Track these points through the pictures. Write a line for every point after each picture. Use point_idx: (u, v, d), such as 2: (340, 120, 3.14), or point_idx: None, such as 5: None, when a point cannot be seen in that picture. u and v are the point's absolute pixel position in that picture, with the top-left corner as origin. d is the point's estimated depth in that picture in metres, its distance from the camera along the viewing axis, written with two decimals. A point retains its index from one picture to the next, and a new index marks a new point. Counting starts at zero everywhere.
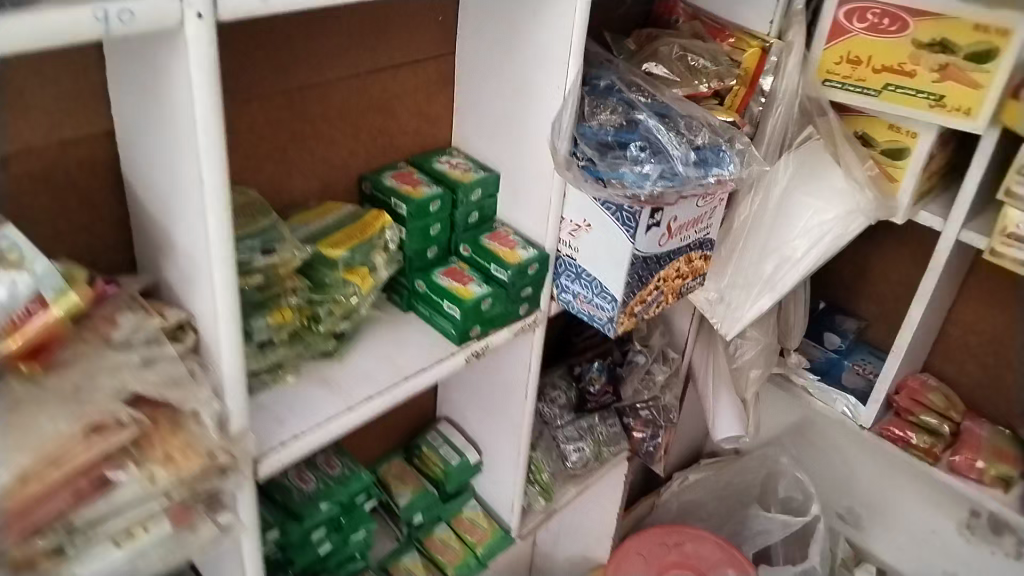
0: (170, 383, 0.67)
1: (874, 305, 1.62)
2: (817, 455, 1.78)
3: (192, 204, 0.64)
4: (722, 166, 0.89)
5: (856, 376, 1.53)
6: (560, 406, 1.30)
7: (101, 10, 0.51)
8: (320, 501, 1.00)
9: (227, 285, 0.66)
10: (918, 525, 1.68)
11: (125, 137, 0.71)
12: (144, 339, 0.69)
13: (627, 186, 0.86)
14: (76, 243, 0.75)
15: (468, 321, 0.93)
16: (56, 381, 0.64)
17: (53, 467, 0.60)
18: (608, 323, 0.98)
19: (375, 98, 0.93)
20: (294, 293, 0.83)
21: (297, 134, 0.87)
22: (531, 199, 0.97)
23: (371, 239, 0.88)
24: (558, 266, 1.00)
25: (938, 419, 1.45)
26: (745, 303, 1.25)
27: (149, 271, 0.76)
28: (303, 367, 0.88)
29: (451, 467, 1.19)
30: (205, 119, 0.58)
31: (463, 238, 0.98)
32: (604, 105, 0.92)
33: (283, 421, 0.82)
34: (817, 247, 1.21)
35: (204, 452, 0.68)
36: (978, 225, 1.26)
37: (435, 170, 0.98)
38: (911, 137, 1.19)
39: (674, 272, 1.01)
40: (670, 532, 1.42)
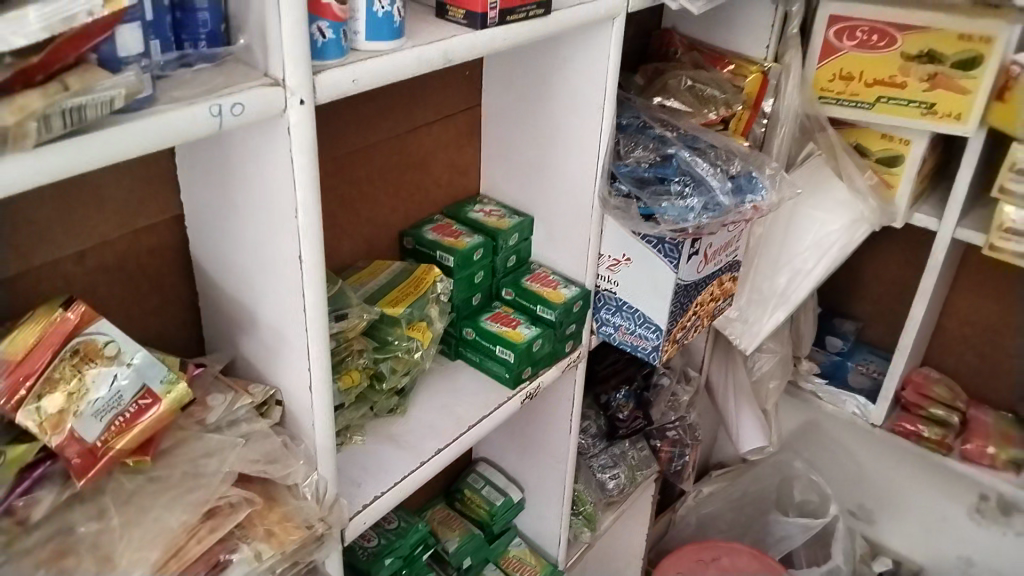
0: (270, 460, 0.67)
1: (869, 305, 1.67)
2: (826, 455, 1.82)
3: (285, 282, 0.64)
4: (756, 192, 0.93)
5: (863, 376, 1.57)
6: (593, 435, 1.29)
7: (216, 106, 0.50)
8: (384, 558, 0.99)
9: (323, 358, 0.67)
10: (929, 514, 1.73)
11: (197, 220, 0.71)
12: (236, 417, 0.69)
13: (672, 220, 0.90)
14: (147, 326, 0.75)
15: (521, 364, 0.93)
16: (165, 471, 0.63)
17: (174, 559, 0.60)
18: (653, 352, 1.00)
19: (412, 155, 0.94)
20: (361, 355, 0.83)
21: (345, 199, 0.88)
22: (569, 240, 0.98)
23: (425, 293, 0.89)
24: (597, 301, 1.02)
25: (946, 410, 1.50)
26: (762, 317, 1.29)
27: (222, 348, 0.76)
28: (368, 426, 0.88)
29: (497, 508, 1.20)
30: (305, 201, 0.59)
31: (505, 282, 1.00)
32: (638, 143, 0.97)
33: (358, 484, 0.81)
34: (826, 257, 1.25)
35: (304, 524, 0.68)
36: (973, 221, 1.31)
37: (471, 219, 0.99)
38: (904, 144, 1.24)
39: (708, 296, 1.05)
40: (704, 549, 1.44)
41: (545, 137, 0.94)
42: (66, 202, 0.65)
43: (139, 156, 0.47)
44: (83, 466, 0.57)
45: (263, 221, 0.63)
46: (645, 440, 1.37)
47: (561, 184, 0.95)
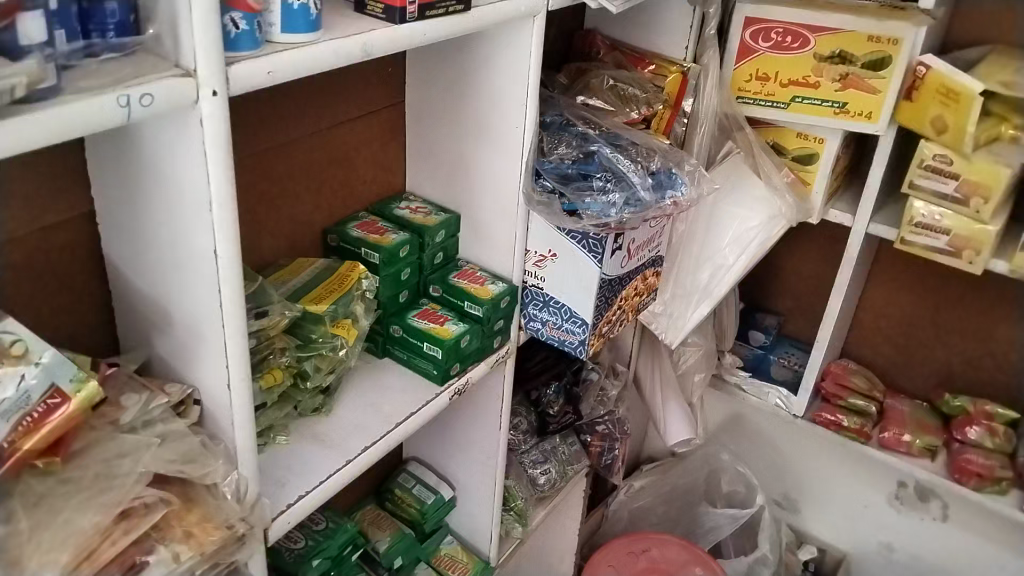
0: (189, 460, 0.66)
1: (789, 300, 1.72)
2: (751, 447, 1.87)
3: (200, 277, 0.64)
4: (676, 188, 0.95)
5: (784, 368, 1.62)
6: (523, 431, 1.31)
7: (124, 97, 0.49)
8: (312, 558, 0.98)
9: (241, 353, 0.66)
10: (851, 501, 1.79)
11: (109, 216, 0.69)
12: (152, 417, 0.68)
13: (595, 215, 0.91)
14: (57, 326, 0.73)
15: (449, 360, 0.94)
16: (77, 473, 0.61)
17: (86, 562, 0.59)
18: (580, 347, 1.01)
19: (335, 152, 0.93)
20: (283, 353, 0.83)
21: (264, 195, 0.87)
22: (495, 237, 0.99)
23: (350, 290, 0.88)
24: (524, 297, 1.03)
25: (864, 400, 1.56)
26: (687, 312, 1.31)
27: (138, 347, 0.74)
28: (291, 426, 0.87)
29: (427, 507, 1.19)
30: (219, 194, 0.59)
31: (432, 279, 1.00)
32: (561, 140, 0.98)
33: (283, 483, 0.80)
34: (748, 251, 1.28)
35: (224, 524, 0.67)
36: (885, 216, 1.37)
37: (397, 216, 0.99)
38: (818, 142, 1.28)
39: (632, 291, 1.06)
40: (636, 541, 1.46)
41: (468, 134, 0.94)
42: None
43: (45, 145, 0.46)
44: None
45: (177, 214, 0.62)
46: (576, 436, 1.38)
47: (486, 180, 0.96)
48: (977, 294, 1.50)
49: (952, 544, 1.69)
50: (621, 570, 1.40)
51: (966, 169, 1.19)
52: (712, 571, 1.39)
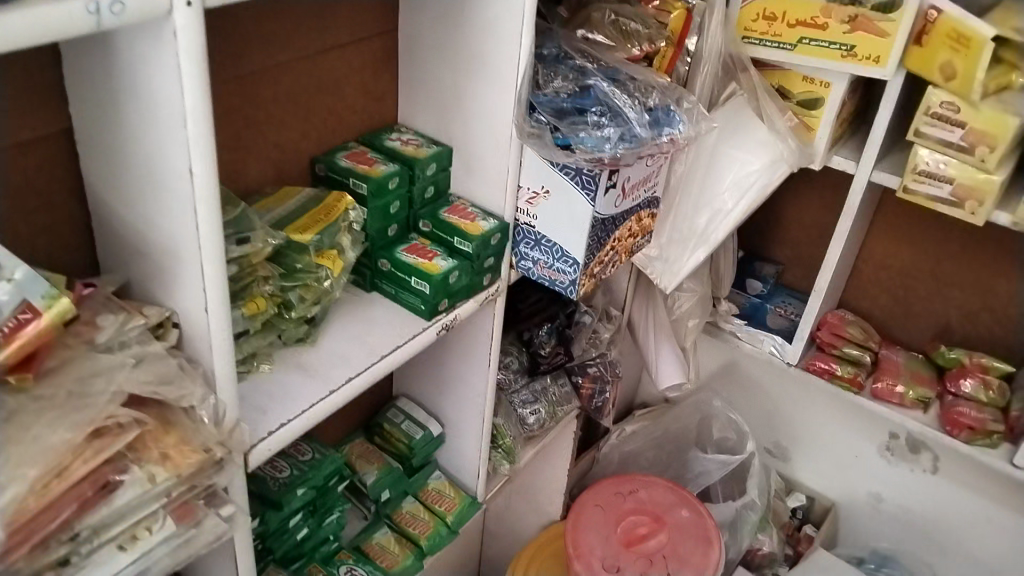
0: (164, 382, 0.66)
1: (788, 249, 1.70)
2: (743, 395, 1.88)
3: (176, 197, 0.62)
4: (673, 125, 0.93)
5: (781, 317, 1.62)
6: (514, 371, 1.32)
7: (93, 3, 0.48)
8: (297, 488, 0.99)
9: (217, 277, 0.65)
10: (842, 451, 1.79)
11: (86, 134, 0.68)
12: (128, 338, 0.67)
13: (588, 149, 0.88)
14: (36, 246, 0.72)
15: (437, 296, 0.93)
16: (49, 391, 0.61)
17: (58, 479, 0.59)
18: (570, 286, 1.00)
19: (324, 78, 0.91)
20: (266, 281, 0.82)
21: (250, 120, 0.85)
22: (487, 173, 0.97)
23: (337, 220, 0.87)
24: (516, 235, 1.01)
25: (859, 349, 1.55)
26: (683, 257, 1.29)
27: (118, 270, 0.74)
28: (276, 355, 0.87)
29: (416, 441, 1.19)
30: (194, 110, 0.57)
31: (422, 213, 0.98)
32: (556, 72, 0.95)
33: (264, 410, 0.80)
34: (747, 197, 1.26)
35: (201, 446, 0.67)
36: (890, 164, 1.34)
37: (388, 147, 0.97)
38: (825, 86, 1.25)
39: (626, 232, 1.04)
40: (623, 482, 1.46)
41: (461, 64, 0.92)
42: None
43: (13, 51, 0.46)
44: None
45: (152, 131, 0.61)
46: (567, 377, 1.38)
47: (478, 113, 0.94)
48: (978, 246, 1.48)
49: (941, 495, 1.69)
50: (608, 511, 1.41)
51: (973, 118, 1.17)
52: (698, 513, 1.41)
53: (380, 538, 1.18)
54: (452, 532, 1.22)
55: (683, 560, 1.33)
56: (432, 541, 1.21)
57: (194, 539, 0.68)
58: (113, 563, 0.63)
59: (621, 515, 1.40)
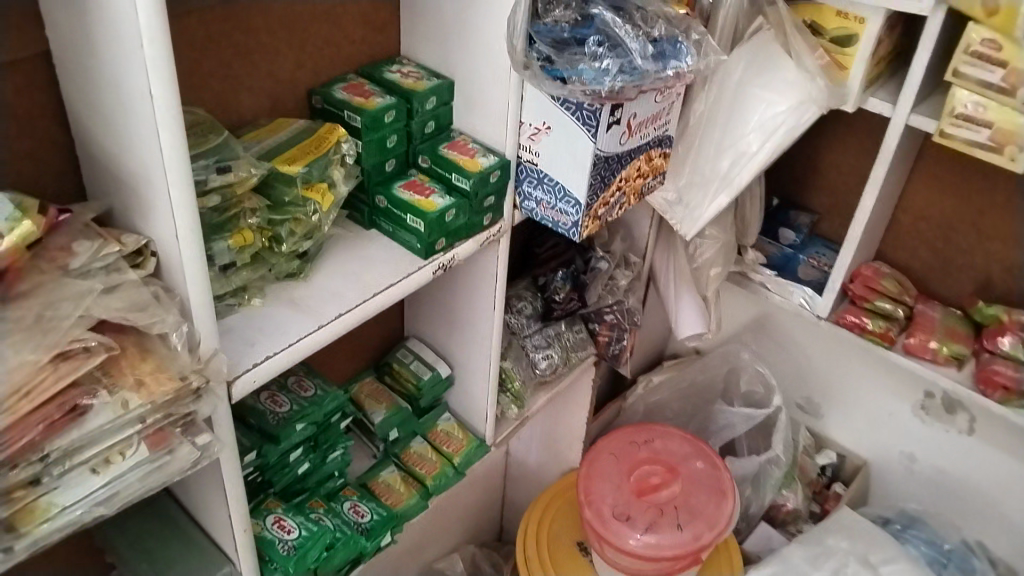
0: (136, 308, 0.66)
1: (824, 198, 1.64)
2: (775, 348, 1.83)
3: (142, 122, 0.62)
4: (679, 58, 0.89)
5: (813, 269, 1.57)
6: (527, 316, 1.29)
7: None
8: (296, 423, 0.99)
9: (186, 204, 0.65)
10: (876, 409, 1.73)
11: (62, 58, 0.68)
12: (104, 265, 0.67)
13: (586, 82, 0.85)
14: (20, 171, 0.73)
15: (433, 234, 0.91)
16: (17, 313, 0.62)
17: (25, 399, 0.59)
18: (572, 228, 0.97)
19: (319, 7, 0.90)
20: (253, 214, 0.82)
21: (240, 49, 0.85)
22: (487, 107, 0.95)
23: (327, 153, 0.87)
24: (519, 174, 0.98)
25: (892, 304, 1.49)
26: (703, 202, 1.25)
27: (101, 198, 0.74)
28: (268, 289, 0.87)
29: (423, 382, 1.18)
30: (150, 29, 0.56)
31: (421, 149, 0.96)
32: (556, 1, 0.90)
33: (251, 343, 0.80)
34: (774, 138, 1.19)
35: (176, 375, 0.68)
36: (929, 107, 1.27)
37: (386, 79, 0.95)
38: (859, 22, 1.18)
39: (634, 172, 1.01)
40: (639, 431, 1.45)
41: None
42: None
43: None
44: None
45: (116, 53, 0.60)
46: (583, 324, 1.36)
47: (477, 44, 0.91)
48: None
49: (977, 458, 1.62)
50: (621, 460, 1.40)
51: (1016, 56, 1.10)
52: (713, 466, 1.38)
53: (387, 476, 1.18)
54: (459, 474, 1.22)
55: (695, 512, 1.31)
56: (439, 481, 1.20)
57: (167, 466, 0.69)
58: (84, 486, 0.64)
59: (635, 464, 1.39)
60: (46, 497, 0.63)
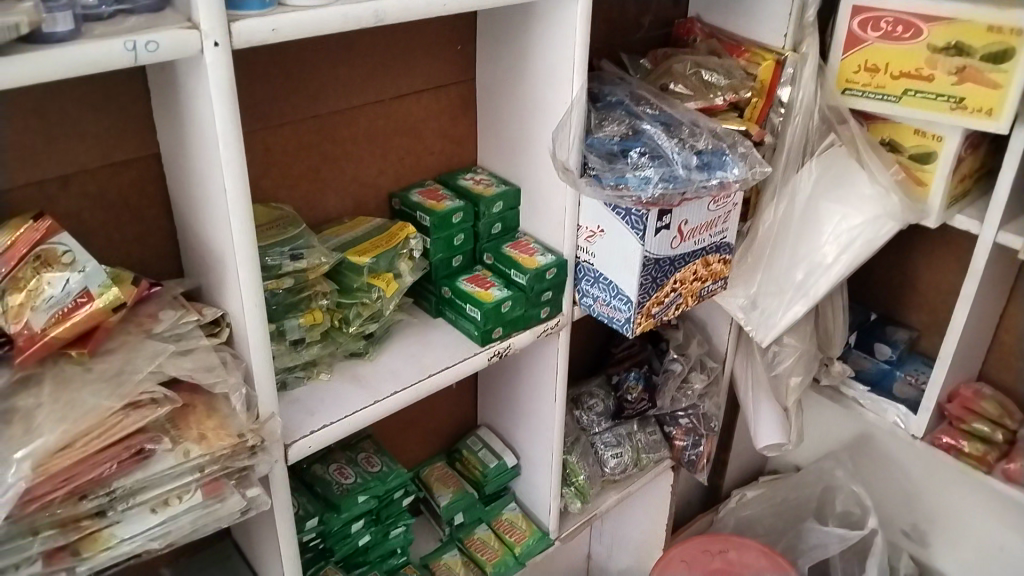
0: (204, 369, 0.76)
1: (923, 314, 1.59)
2: (876, 469, 1.72)
3: (219, 210, 0.73)
4: (726, 168, 0.94)
5: (910, 387, 1.49)
6: (598, 413, 1.35)
7: (131, 42, 0.60)
8: (358, 494, 1.06)
9: (251, 282, 0.75)
10: (984, 541, 1.60)
11: (169, 158, 0.82)
12: (183, 331, 0.78)
13: (631, 189, 0.92)
14: (130, 253, 0.88)
15: (489, 322, 0.98)
16: (100, 365, 0.73)
17: (95, 437, 0.69)
18: (625, 324, 1.01)
19: (400, 121, 1.03)
20: (324, 296, 0.92)
21: (327, 156, 0.98)
22: (549, 210, 1.02)
23: (396, 248, 0.97)
24: (578, 273, 1.05)
25: (991, 427, 1.41)
26: (778, 309, 1.24)
27: (192, 277, 0.86)
28: (335, 366, 0.95)
29: (489, 470, 1.24)
30: (225, 134, 0.68)
31: (487, 247, 1.05)
32: (610, 117, 1.00)
33: (312, 412, 0.88)
34: (849, 252, 1.18)
35: (234, 432, 0.76)
36: (1018, 225, 1.24)
37: (459, 185, 1.06)
38: (937, 140, 1.17)
39: (691, 275, 1.04)
40: (714, 539, 1.42)
41: (528, 109, 0.99)
42: (47, 130, 0.78)
43: (63, 79, 0.58)
44: (23, 346, 0.68)
45: (203, 156, 0.72)
46: (658, 426, 1.39)
47: (539, 154, 1.00)
48: None
49: None
50: (693, 568, 1.38)
51: None
52: None
53: (448, 559, 1.24)
54: (519, 564, 1.24)
55: None
56: (498, 569, 1.23)
57: (217, 511, 0.77)
58: (142, 522, 0.73)
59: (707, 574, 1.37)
60: (108, 529, 0.72)
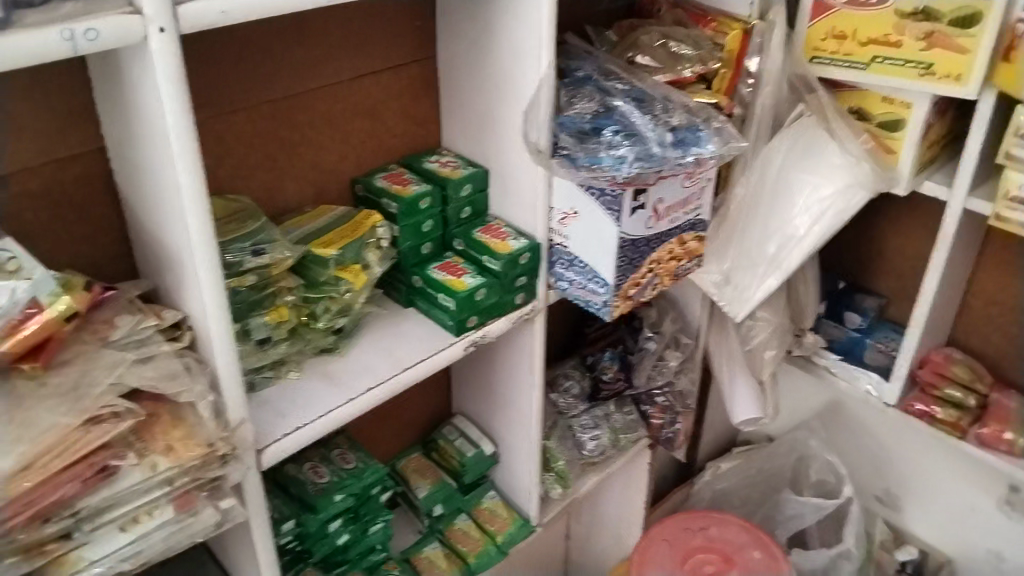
0: (166, 378, 0.72)
1: (890, 281, 1.58)
2: (848, 437, 1.73)
3: (173, 207, 0.68)
4: (701, 145, 0.92)
5: (881, 355, 1.49)
6: (575, 395, 1.33)
7: (68, 30, 0.55)
8: (334, 493, 1.03)
9: (212, 282, 0.70)
10: (956, 502, 1.62)
11: (115, 152, 0.77)
12: (142, 338, 0.74)
13: (606, 169, 0.88)
14: (79, 253, 0.83)
15: (463, 312, 0.94)
16: (55, 379, 0.68)
17: (54, 457, 0.64)
18: (602, 307, 0.98)
19: (359, 103, 0.98)
20: (289, 292, 0.89)
21: (285, 143, 0.93)
22: (520, 192, 0.99)
23: (362, 237, 0.94)
24: (552, 256, 1.02)
25: (963, 392, 1.41)
26: (752, 284, 1.22)
27: (148, 278, 0.81)
28: (305, 363, 0.91)
29: (467, 458, 1.21)
30: (177, 126, 0.63)
31: (456, 233, 1.01)
32: (580, 94, 0.97)
33: (284, 414, 0.84)
34: (822, 223, 1.17)
35: (204, 442, 0.72)
36: (987, 191, 1.24)
37: (424, 168, 1.02)
38: (905, 107, 1.15)
39: (667, 254, 1.02)
40: (695, 517, 1.42)
41: (493, 87, 0.96)
42: None
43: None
44: None
45: (153, 149, 0.67)
46: (635, 406, 1.37)
47: (507, 134, 0.97)
48: None
49: None
50: (674, 546, 1.37)
51: None
52: (771, 557, 1.34)
53: (429, 552, 1.22)
54: (501, 553, 1.22)
55: None
56: (481, 560, 1.22)
57: (190, 527, 0.74)
58: (111, 542, 0.69)
59: (688, 552, 1.36)
60: (75, 552, 0.68)
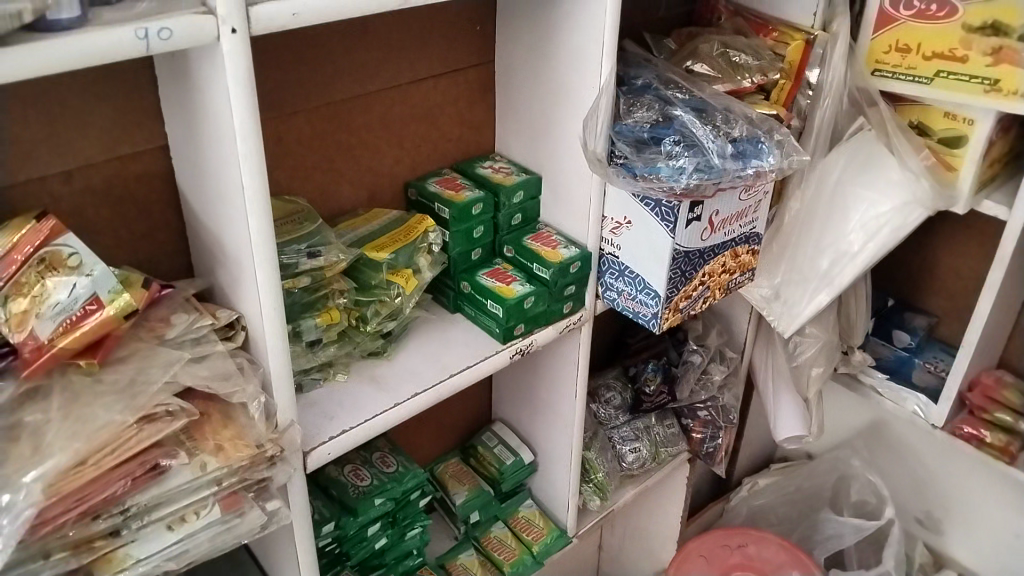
0: (220, 377, 0.72)
1: (941, 300, 1.54)
2: (890, 457, 1.70)
3: (235, 209, 0.68)
4: (761, 157, 0.90)
5: (930, 375, 1.45)
6: (616, 406, 1.31)
7: (142, 30, 0.55)
8: (375, 497, 1.02)
9: (269, 285, 0.70)
10: (1001, 530, 1.57)
11: (178, 150, 0.77)
12: (198, 337, 0.74)
13: (663, 180, 0.87)
14: (137, 250, 0.83)
15: (511, 320, 0.93)
16: (111, 375, 0.68)
17: (108, 453, 0.64)
18: (652, 319, 0.97)
19: (416, 107, 0.98)
20: (341, 294, 0.88)
21: (342, 145, 0.93)
22: (573, 199, 0.98)
23: (415, 242, 0.93)
24: (602, 265, 1.00)
25: (1014, 417, 1.37)
26: (801, 300, 1.19)
27: (204, 277, 0.81)
28: (353, 366, 0.91)
29: (506, 466, 1.20)
30: (243, 128, 0.63)
31: (507, 239, 1.01)
32: (639, 103, 0.95)
33: (331, 416, 0.84)
34: (876, 241, 1.13)
35: (253, 443, 0.72)
36: None
37: (478, 174, 1.01)
38: (968, 123, 1.11)
39: (719, 267, 1.00)
40: (732, 534, 1.39)
41: (551, 93, 0.95)
42: (48, 122, 0.73)
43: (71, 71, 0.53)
44: (30, 359, 0.64)
45: (218, 150, 0.67)
46: (676, 418, 1.35)
47: (563, 142, 0.96)
48: None
49: None
50: (711, 563, 1.35)
51: None
52: None
53: (465, 559, 1.22)
54: (537, 563, 1.21)
55: None
56: (517, 569, 1.21)
57: (236, 527, 0.73)
58: (158, 540, 0.69)
59: (725, 569, 1.34)
60: (122, 549, 0.67)
